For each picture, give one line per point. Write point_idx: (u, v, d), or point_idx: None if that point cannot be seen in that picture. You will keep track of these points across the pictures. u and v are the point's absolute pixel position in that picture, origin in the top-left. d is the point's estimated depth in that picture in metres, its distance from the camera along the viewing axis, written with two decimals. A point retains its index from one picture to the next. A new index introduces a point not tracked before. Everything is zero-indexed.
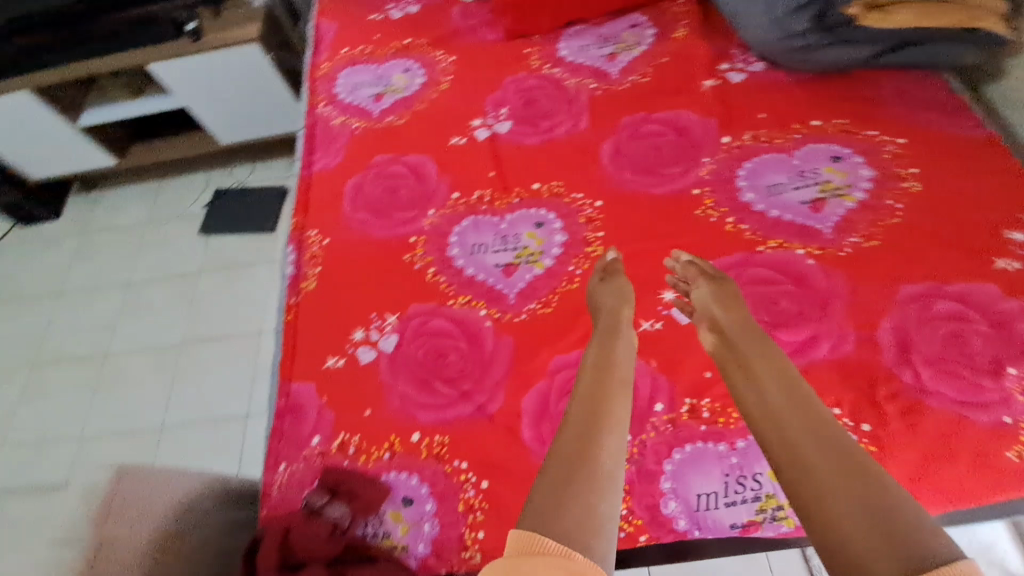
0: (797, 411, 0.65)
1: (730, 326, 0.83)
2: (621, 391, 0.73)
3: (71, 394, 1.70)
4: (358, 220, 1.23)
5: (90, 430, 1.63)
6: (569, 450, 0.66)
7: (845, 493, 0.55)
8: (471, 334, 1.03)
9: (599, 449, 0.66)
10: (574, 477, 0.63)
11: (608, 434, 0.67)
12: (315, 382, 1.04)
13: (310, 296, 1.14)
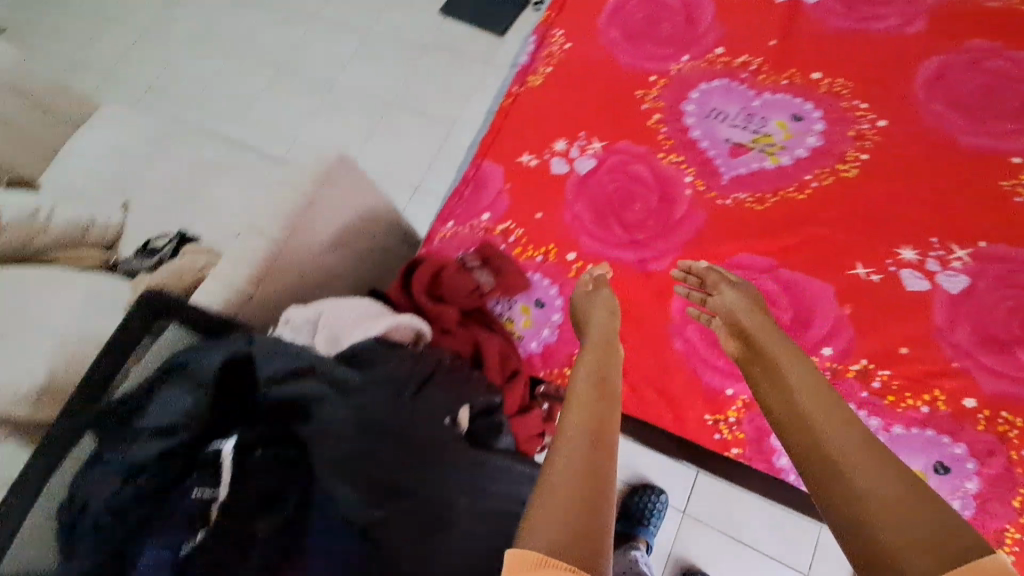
0: (821, 427, 0.57)
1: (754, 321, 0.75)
2: (607, 393, 0.66)
3: (299, 103, 1.97)
4: (608, 37, 1.15)
5: (303, 139, 1.90)
6: (568, 463, 0.54)
7: (880, 487, 0.49)
8: (666, 194, 0.97)
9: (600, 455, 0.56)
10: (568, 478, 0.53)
11: (604, 434, 0.59)
12: (504, 168, 1.07)
13: (531, 91, 1.13)
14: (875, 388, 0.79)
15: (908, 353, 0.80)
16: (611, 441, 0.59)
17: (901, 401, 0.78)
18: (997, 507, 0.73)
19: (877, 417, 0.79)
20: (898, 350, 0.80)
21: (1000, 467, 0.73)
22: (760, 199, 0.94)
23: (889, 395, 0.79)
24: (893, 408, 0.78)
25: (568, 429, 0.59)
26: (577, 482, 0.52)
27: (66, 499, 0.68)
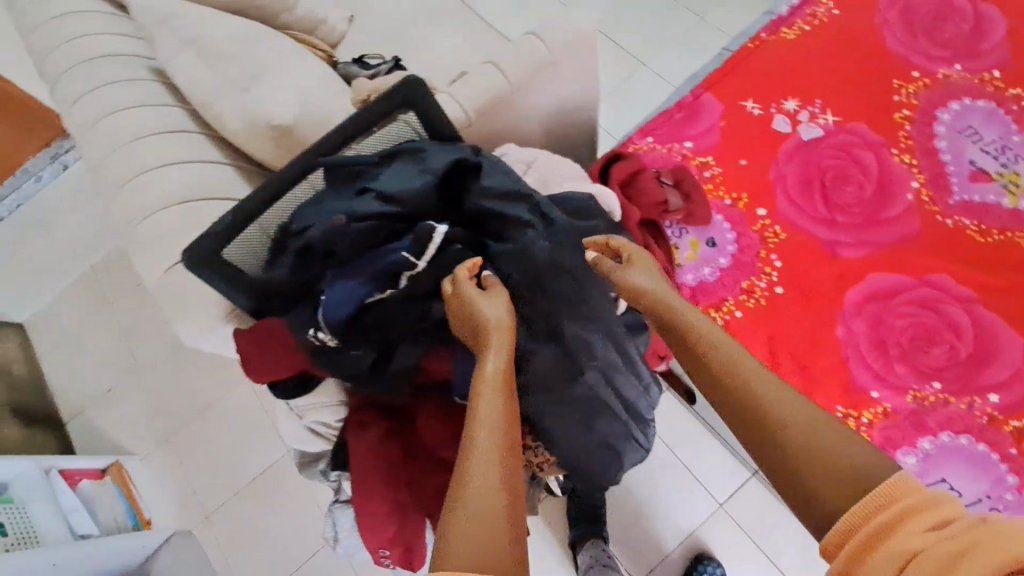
0: (751, 392, 0.56)
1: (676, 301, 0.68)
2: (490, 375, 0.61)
3: None
4: (883, 17, 1.07)
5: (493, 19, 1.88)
6: (474, 489, 0.51)
7: (810, 431, 0.52)
8: (885, 189, 0.93)
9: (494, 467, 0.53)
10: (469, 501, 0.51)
11: (490, 433, 0.56)
12: (724, 106, 1.04)
13: (780, 41, 1.07)
14: None
15: None
16: (518, 448, 0.57)
17: None
18: None
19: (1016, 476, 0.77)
20: None
21: None
22: (983, 231, 0.90)
23: None
24: None
25: (477, 439, 0.55)
26: (480, 513, 0.49)
27: (286, 222, 0.78)
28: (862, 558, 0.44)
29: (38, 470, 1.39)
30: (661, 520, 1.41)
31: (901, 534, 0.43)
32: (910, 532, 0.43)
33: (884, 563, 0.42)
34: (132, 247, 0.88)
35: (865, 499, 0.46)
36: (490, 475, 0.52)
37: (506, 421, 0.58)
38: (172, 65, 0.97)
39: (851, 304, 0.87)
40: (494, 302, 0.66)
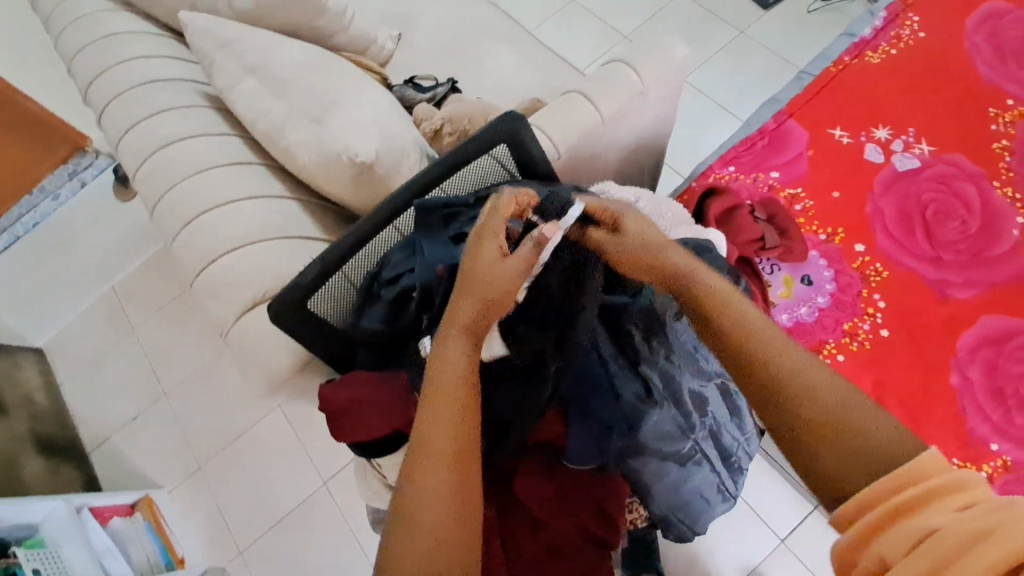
0: (775, 371, 0.50)
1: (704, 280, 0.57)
2: (447, 358, 0.57)
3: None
4: (974, 40, 1.03)
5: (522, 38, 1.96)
6: (424, 495, 0.49)
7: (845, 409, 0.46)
8: (991, 223, 0.89)
9: (434, 466, 0.51)
10: (403, 517, 0.48)
11: (433, 431, 0.52)
12: (811, 134, 0.99)
13: (866, 65, 1.03)
14: None
15: None
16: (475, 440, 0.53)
17: None
18: None
19: None
20: None
21: None
22: None
23: None
24: None
25: (427, 438, 0.52)
26: (411, 522, 0.48)
27: (373, 270, 0.72)
28: (873, 539, 0.41)
29: (68, 510, 1.27)
30: (722, 560, 1.34)
31: (933, 512, 0.40)
32: (939, 510, 0.40)
33: (900, 538, 0.40)
34: (196, 290, 0.82)
35: (891, 476, 0.42)
36: (429, 479, 0.50)
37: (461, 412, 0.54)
38: (232, 92, 0.92)
39: (964, 350, 0.82)
40: (504, 265, 0.60)
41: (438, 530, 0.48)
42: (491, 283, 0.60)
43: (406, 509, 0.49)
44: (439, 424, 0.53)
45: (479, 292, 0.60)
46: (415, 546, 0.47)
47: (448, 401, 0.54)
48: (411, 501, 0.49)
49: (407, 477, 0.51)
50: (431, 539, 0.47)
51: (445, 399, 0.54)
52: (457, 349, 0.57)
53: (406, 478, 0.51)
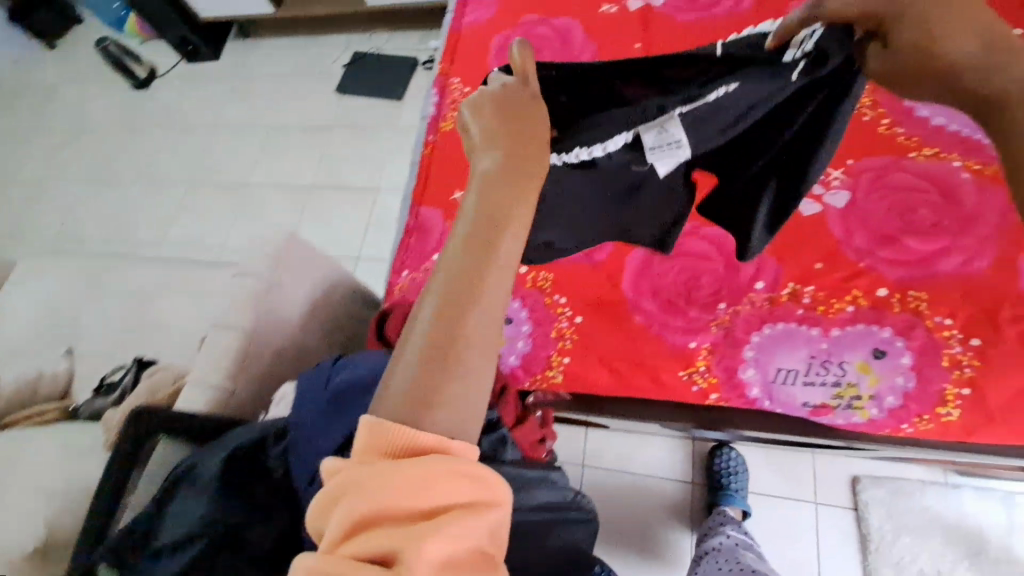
0: (1008, 117, 0.42)
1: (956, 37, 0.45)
2: (499, 250, 0.47)
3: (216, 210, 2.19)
4: (501, 71, 1.27)
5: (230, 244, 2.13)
6: (400, 367, 0.46)
7: None
8: None
9: (468, 298, 0.46)
10: (408, 357, 0.46)
11: (466, 350, 0.45)
12: (442, 211, 1.15)
13: (447, 136, 1.23)
14: (808, 303, 0.91)
15: (824, 266, 0.92)
16: (459, 341, 0.45)
17: (830, 308, 0.90)
18: (935, 372, 0.84)
19: (817, 327, 0.89)
20: (815, 267, 0.93)
21: (924, 336, 0.85)
22: None
23: (820, 305, 0.90)
24: (826, 316, 0.90)
25: (420, 318, 0.47)
26: (428, 345, 0.45)
27: None
28: None
29: None
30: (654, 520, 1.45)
31: None
32: None
33: None
34: None
35: None
36: (455, 329, 0.45)
37: (447, 306, 0.46)
38: None
39: (630, 291, 0.98)
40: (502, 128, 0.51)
41: (443, 370, 0.44)
42: (511, 141, 0.50)
43: (408, 357, 0.45)
44: (482, 256, 0.46)
45: (502, 137, 0.50)
46: (413, 387, 0.45)
47: (487, 292, 0.46)
48: (411, 337, 0.47)
49: (439, 298, 0.46)
50: (444, 368, 0.44)
51: (517, 154, 0.49)
52: (524, 138, 0.50)
53: (443, 304, 0.46)
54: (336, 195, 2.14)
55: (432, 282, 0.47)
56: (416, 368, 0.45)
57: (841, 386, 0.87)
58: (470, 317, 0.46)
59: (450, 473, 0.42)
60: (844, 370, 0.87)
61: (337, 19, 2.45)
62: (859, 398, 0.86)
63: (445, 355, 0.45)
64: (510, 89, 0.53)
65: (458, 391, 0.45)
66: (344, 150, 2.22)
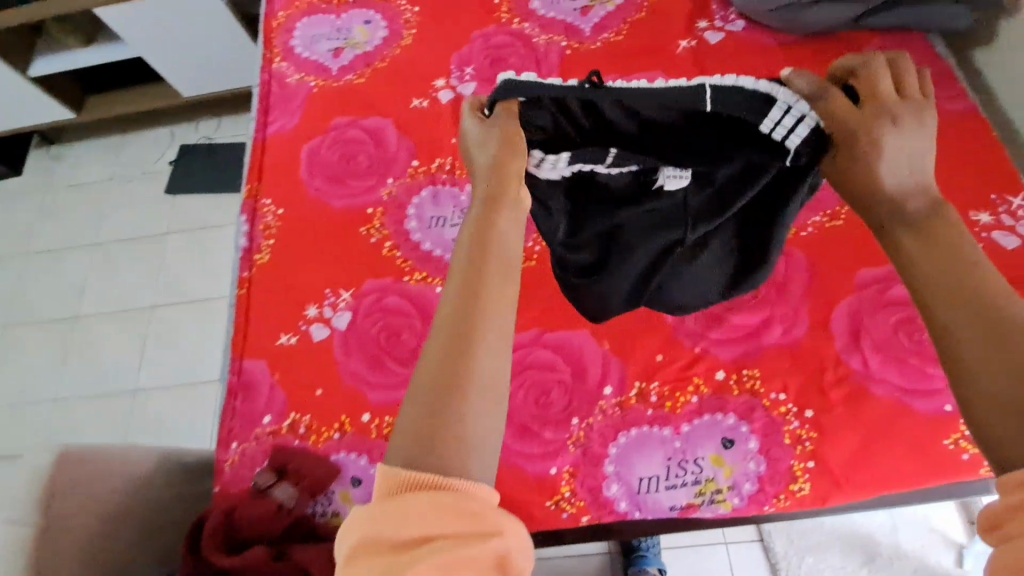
0: (924, 233, 0.52)
1: (880, 168, 0.53)
2: (479, 335, 0.52)
3: (46, 353, 1.97)
4: (315, 187, 1.17)
5: (68, 389, 1.91)
6: (429, 371, 0.51)
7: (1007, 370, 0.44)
8: (425, 311, 1.01)
9: (466, 344, 0.52)
10: (413, 405, 0.51)
11: (467, 389, 0.50)
12: (268, 360, 1.03)
13: (264, 270, 1.11)
14: (655, 401, 0.89)
15: (664, 358, 0.91)
16: (476, 342, 0.52)
17: (677, 403, 0.88)
18: (780, 450, 0.85)
19: (668, 425, 0.88)
20: (656, 359, 0.91)
21: (764, 416, 0.86)
22: None
23: (666, 401, 0.89)
24: (674, 412, 0.88)
25: (431, 337, 0.53)
26: (431, 384, 0.51)
27: None
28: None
29: None
30: None
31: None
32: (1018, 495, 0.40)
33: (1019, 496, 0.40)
34: None
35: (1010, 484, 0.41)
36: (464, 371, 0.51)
37: (456, 315, 0.53)
38: None
39: None
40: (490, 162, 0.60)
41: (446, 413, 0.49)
42: (493, 176, 0.60)
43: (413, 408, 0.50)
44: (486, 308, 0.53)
45: (493, 167, 0.60)
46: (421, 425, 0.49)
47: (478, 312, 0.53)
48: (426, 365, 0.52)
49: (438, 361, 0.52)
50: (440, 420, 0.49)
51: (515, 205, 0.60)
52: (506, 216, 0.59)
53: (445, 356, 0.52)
54: (191, 311, 1.96)
55: (438, 330, 0.53)
56: (418, 427, 0.50)
57: (701, 482, 0.85)
58: (474, 361, 0.51)
59: (464, 516, 0.46)
60: (700, 466, 0.85)
61: (160, 112, 2.24)
62: (719, 492, 0.85)
63: (456, 377, 0.51)
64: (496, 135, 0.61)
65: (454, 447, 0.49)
66: (193, 257, 2.03)
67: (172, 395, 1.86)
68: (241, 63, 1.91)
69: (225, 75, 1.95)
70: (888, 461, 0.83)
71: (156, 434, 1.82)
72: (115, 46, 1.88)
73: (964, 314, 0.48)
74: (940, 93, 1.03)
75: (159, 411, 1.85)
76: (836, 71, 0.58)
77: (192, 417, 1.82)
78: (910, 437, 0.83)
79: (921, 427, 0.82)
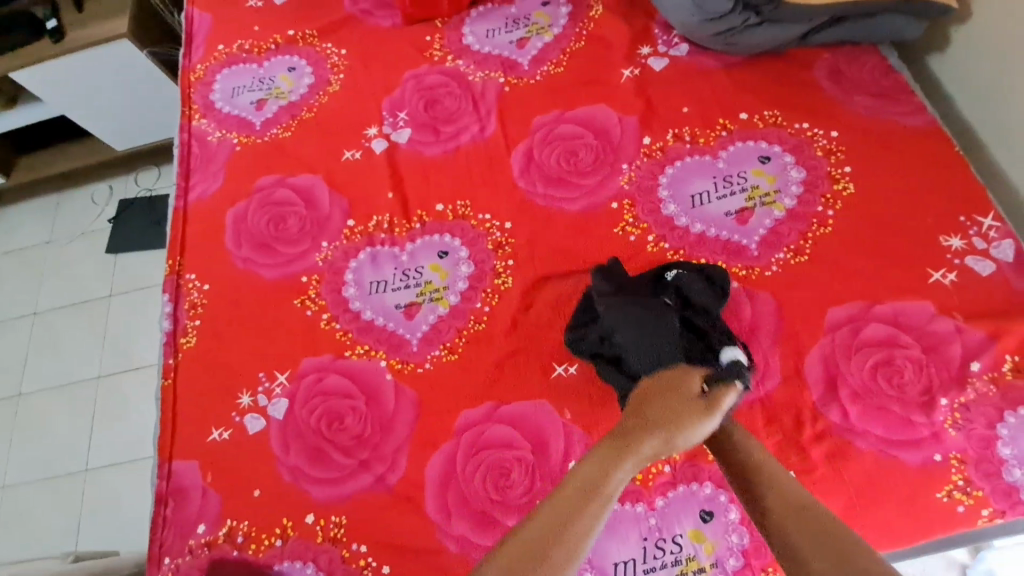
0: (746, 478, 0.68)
1: (736, 435, 0.73)
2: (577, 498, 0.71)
3: None
4: (243, 257, 1.08)
5: (8, 478, 1.76)
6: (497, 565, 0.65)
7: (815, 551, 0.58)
8: (368, 391, 0.93)
9: (570, 541, 0.67)
10: (541, 516, 0.71)
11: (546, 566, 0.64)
12: (199, 459, 0.93)
13: (192, 356, 1.01)
14: None
15: None
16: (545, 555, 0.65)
17: (648, 475, 0.81)
18: None
19: (641, 500, 0.80)
20: None
21: None
22: (450, 348, 0.93)
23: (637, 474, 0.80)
24: (646, 486, 0.80)
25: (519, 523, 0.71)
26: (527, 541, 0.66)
27: None
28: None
29: None
30: None
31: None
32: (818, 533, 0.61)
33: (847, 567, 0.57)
34: None
35: None
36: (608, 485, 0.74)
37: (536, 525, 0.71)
38: None
39: (436, 515, 0.83)
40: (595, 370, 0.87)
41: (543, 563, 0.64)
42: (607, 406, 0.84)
43: (525, 539, 0.66)
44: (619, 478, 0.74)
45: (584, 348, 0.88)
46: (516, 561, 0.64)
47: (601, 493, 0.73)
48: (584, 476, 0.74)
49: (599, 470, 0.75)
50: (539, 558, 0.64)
51: (641, 456, 0.77)
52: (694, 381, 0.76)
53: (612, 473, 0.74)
54: (131, 381, 1.81)
55: (565, 490, 0.73)
56: (539, 542, 0.66)
57: (681, 562, 0.77)
58: (595, 523, 0.70)
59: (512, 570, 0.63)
60: (679, 544, 0.77)
61: (92, 169, 2.06)
62: (702, 571, 0.76)
63: (570, 526, 0.68)
64: (703, 408, 0.72)
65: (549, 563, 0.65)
66: (133, 321, 1.88)
67: (112, 476, 1.70)
68: (170, 108, 1.79)
69: (157, 124, 1.83)
70: (880, 522, 0.75)
71: (102, 521, 1.65)
72: (31, 105, 1.73)
73: (822, 533, 0.59)
74: (894, 109, 0.98)
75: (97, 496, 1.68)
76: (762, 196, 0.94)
77: (132, 500, 1.65)
78: (901, 493, 0.76)
79: (910, 481, 0.76)
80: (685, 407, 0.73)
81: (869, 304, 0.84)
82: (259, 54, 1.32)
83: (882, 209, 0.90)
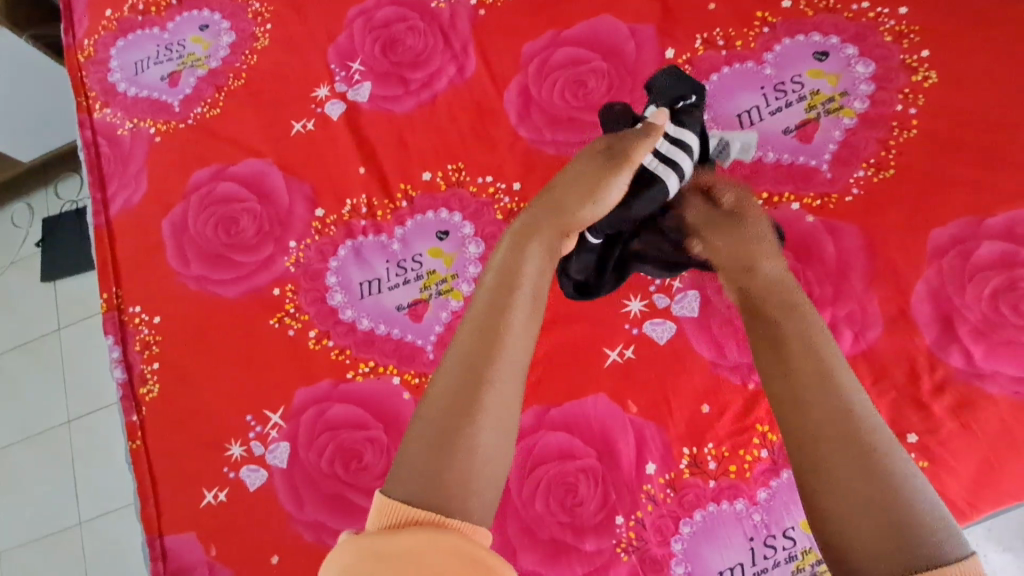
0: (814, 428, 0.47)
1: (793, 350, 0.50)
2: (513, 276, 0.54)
3: None
4: (194, 275, 0.87)
5: None
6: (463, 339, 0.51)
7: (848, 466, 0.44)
8: (385, 417, 0.76)
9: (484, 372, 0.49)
10: (448, 373, 0.50)
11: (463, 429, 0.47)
12: (195, 531, 0.77)
13: (160, 409, 0.83)
14: (715, 469, 0.67)
15: (712, 408, 0.69)
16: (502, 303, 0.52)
17: (742, 465, 0.67)
18: None
19: (739, 496, 0.67)
20: (702, 412, 0.69)
21: None
22: None
23: (729, 466, 0.67)
24: (743, 479, 0.67)
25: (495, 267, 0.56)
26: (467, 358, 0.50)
27: None
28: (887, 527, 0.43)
29: None
30: None
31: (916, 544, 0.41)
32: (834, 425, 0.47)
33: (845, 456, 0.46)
34: None
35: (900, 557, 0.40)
36: (529, 254, 0.55)
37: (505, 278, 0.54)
38: None
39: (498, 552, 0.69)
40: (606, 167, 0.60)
41: (467, 415, 0.48)
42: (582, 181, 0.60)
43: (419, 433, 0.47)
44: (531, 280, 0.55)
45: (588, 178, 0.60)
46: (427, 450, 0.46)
47: (513, 321, 0.52)
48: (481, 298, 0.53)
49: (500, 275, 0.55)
50: (462, 426, 0.47)
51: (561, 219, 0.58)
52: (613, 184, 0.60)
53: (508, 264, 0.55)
54: (74, 432, 1.58)
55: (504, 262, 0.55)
56: (459, 378, 0.49)
57: (797, 557, 0.65)
58: (509, 335, 0.51)
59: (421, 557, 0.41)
60: (793, 539, 0.65)
61: (12, 183, 1.75)
62: (822, 563, 0.64)
63: (484, 372, 0.49)
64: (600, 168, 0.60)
65: (461, 466, 0.46)
66: (69, 362, 1.63)
67: (88, 532, 1.50)
68: None
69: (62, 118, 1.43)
70: None
71: None
72: None
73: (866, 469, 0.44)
74: None
75: (76, 557, 1.49)
76: (826, 104, 0.76)
77: (119, 553, 1.47)
78: None
79: None
80: (580, 193, 0.59)
81: (976, 218, 0.69)
82: (158, 13, 1.04)
83: (974, 97, 0.73)
